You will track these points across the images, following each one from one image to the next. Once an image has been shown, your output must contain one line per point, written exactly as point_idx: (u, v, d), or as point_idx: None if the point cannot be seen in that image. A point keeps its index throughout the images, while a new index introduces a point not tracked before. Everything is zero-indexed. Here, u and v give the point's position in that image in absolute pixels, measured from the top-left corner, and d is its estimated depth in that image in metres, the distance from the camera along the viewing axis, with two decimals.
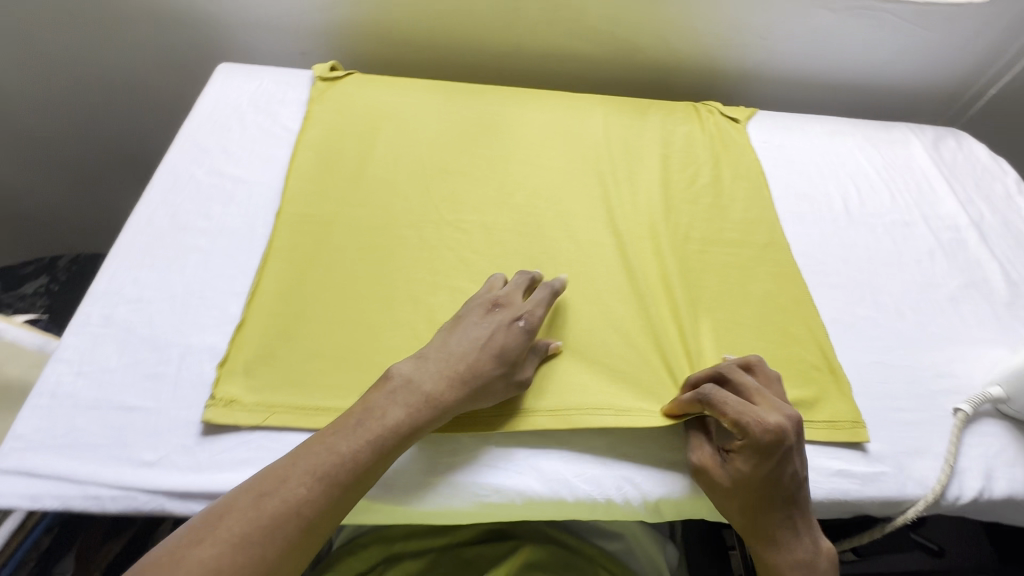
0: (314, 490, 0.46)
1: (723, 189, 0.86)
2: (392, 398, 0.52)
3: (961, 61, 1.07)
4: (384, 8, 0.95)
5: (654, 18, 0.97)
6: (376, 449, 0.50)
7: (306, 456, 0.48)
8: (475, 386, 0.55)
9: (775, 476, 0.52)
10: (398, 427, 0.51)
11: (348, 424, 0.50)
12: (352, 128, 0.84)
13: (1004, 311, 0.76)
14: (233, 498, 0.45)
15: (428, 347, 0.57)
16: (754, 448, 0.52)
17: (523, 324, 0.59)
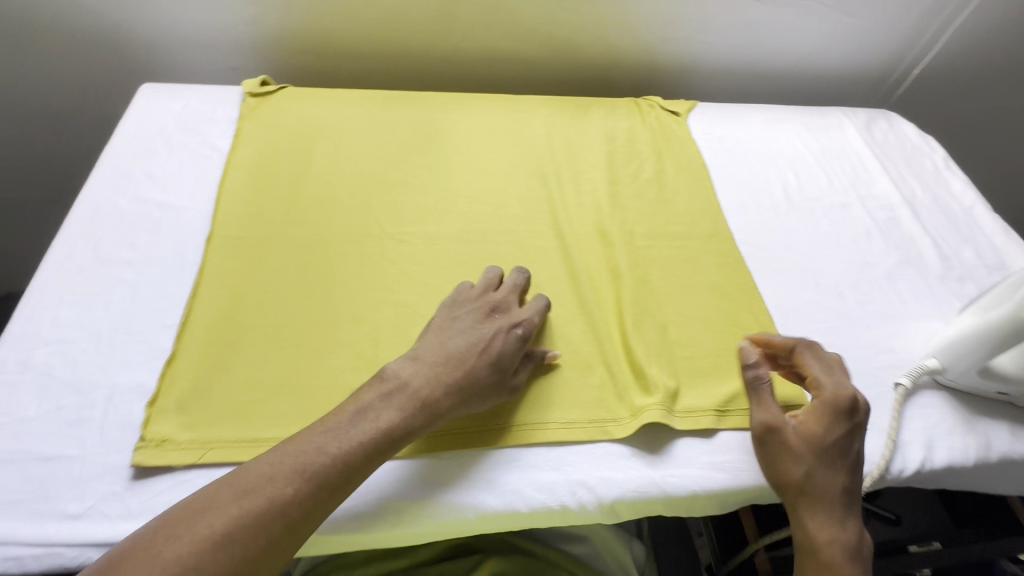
0: (300, 490, 0.45)
1: (667, 183, 0.87)
2: (387, 401, 0.52)
3: (885, 44, 1.11)
4: (315, 19, 0.93)
5: (589, 17, 0.97)
6: (365, 451, 0.49)
7: (294, 454, 0.47)
8: (469, 391, 0.56)
9: (840, 445, 0.55)
10: (393, 429, 0.51)
11: (339, 423, 0.49)
12: (286, 144, 0.81)
13: (938, 284, 0.79)
14: (212, 494, 0.44)
15: (420, 348, 0.57)
16: (841, 411, 0.56)
17: (519, 331, 0.61)
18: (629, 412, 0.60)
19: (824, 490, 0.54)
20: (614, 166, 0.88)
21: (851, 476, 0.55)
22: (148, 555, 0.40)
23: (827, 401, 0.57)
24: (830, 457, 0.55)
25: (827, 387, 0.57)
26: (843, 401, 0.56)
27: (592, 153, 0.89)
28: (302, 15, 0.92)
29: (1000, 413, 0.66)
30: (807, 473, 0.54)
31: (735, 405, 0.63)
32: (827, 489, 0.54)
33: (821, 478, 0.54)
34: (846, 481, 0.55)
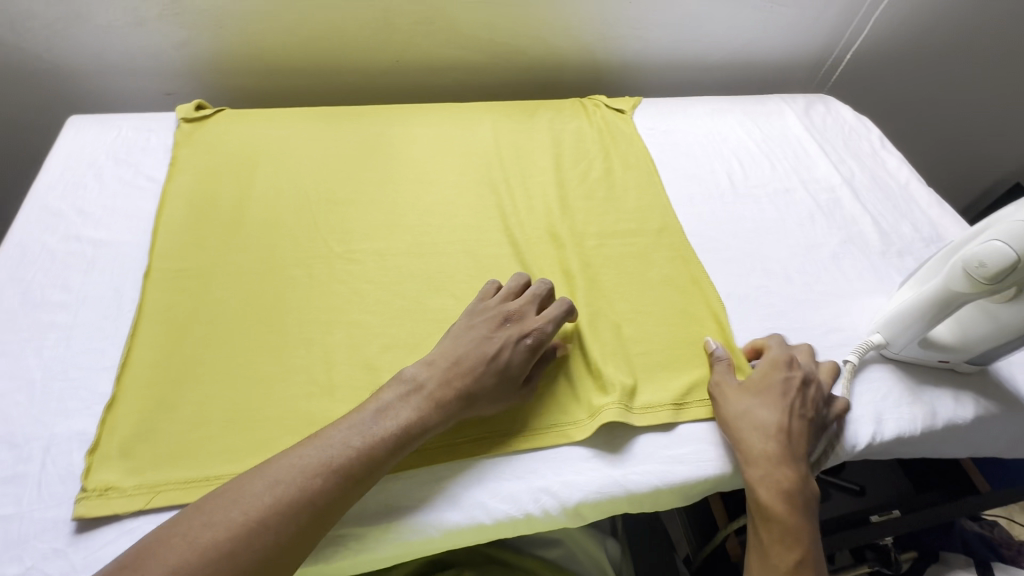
0: (327, 482, 0.47)
1: (615, 180, 0.88)
2: (405, 400, 0.54)
3: (817, 31, 1.14)
4: (249, 38, 0.91)
5: (527, 20, 0.97)
6: (386, 448, 0.51)
7: (320, 448, 0.49)
8: (478, 398, 0.57)
9: (779, 390, 0.61)
10: (411, 427, 0.52)
11: (359, 420, 0.52)
12: (226, 169, 0.79)
13: (879, 261, 0.82)
14: (246, 485, 0.46)
15: (436, 353, 0.58)
16: (781, 363, 0.63)
17: (529, 342, 0.60)
18: (589, 414, 0.60)
19: (760, 430, 0.58)
20: (563, 167, 0.88)
21: (790, 418, 0.59)
22: (185, 540, 0.43)
23: (772, 359, 0.64)
24: (768, 400, 0.60)
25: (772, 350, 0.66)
26: (784, 358, 0.64)
27: (541, 156, 0.89)
28: (235, 36, 0.90)
29: (943, 381, 0.69)
30: (744, 415, 0.60)
31: (691, 397, 0.64)
32: (763, 427, 0.58)
33: (757, 418, 0.59)
34: (783, 422, 0.59)
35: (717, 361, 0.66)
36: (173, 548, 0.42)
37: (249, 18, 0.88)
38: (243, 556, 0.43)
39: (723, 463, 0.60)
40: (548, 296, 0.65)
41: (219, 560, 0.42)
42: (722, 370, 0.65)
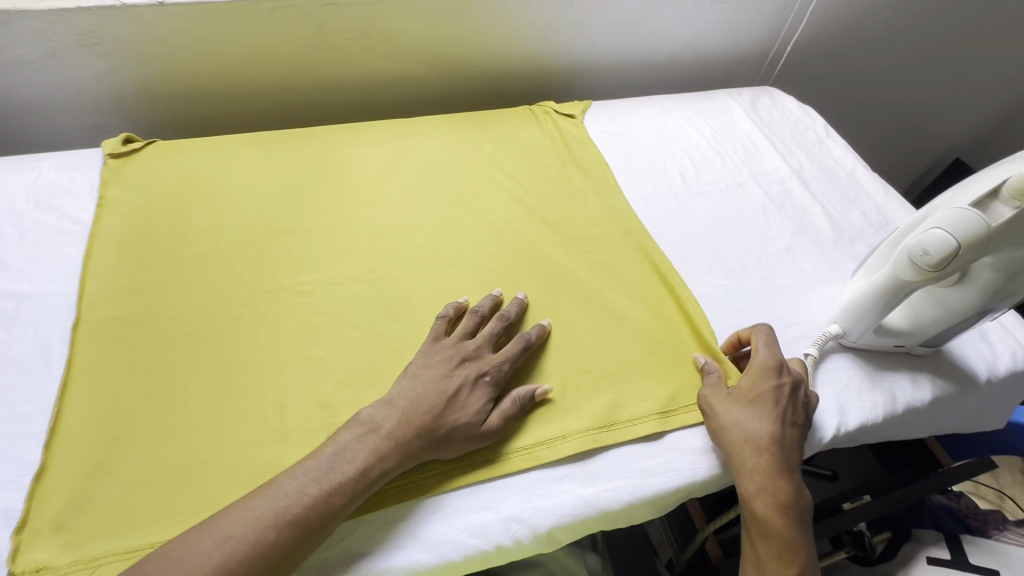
0: (282, 534, 0.46)
1: (570, 186, 0.87)
2: (363, 441, 0.52)
3: (758, 24, 1.16)
4: (177, 64, 0.87)
5: (469, 29, 0.96)
6: (344, 493, 0.49)
7: (274, 497, 0.47)
8: (441, 435, 0.55)
9: (768, 399, 0.60)
10: (369, 471, 0.51)
11: (317, 464, 0.50)
12: (159, 206, 0.75)
13: (832, 249, 0.83)
14: (192, 541, 0.44)
15: (396, 393, 0.57)
16: (770, 368, 0.62)
17: (489, 379, 0.59)
18: (556, 434, 0.59)
19: (751, 443, 0.58)
20: (516, 177, 0.87)
21: (782, 426, 0.58)
22: None
23: (759, 364, 0.62)
24: (758, 411, 0.59)
25: (760, 353, 0.64)
26: (772, 362, 0.62)
27: (493, 167, 0.88)
28: (161, 62, 0.86)
29: (900, 365, 0.70)
30: (734, 428, 0.59)
31: (678, 405, 0.64)
32: (755, 440, 0.58)
33: (747, 430, 0.58)
34: (775, 432, 0.58)
35: (707, 373, 0.65)
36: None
37: (176, 43, 0.84)
38: None
39: (693, 470, 0.60)
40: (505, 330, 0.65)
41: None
42: (712, 381, 0.64)
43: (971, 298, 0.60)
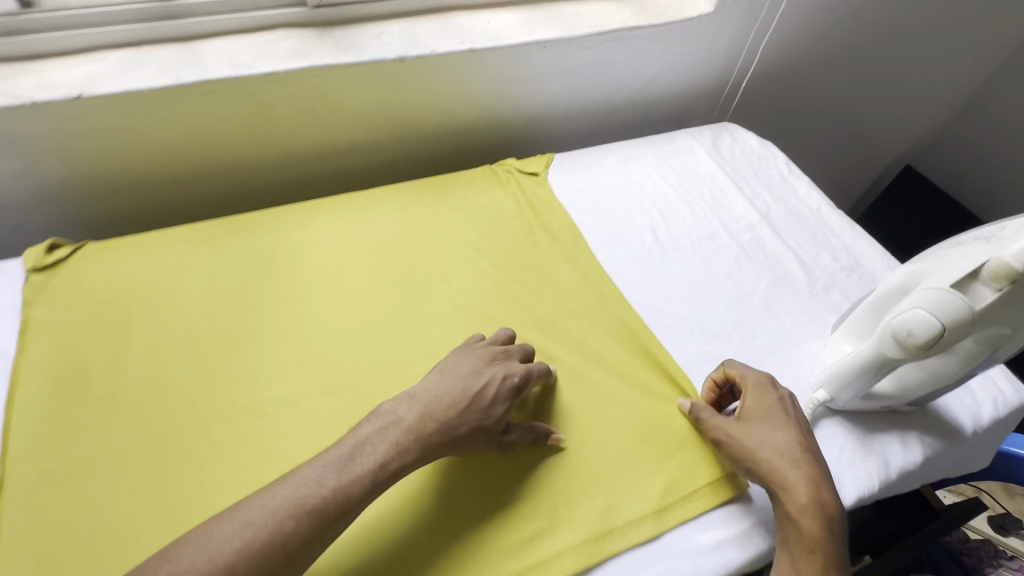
0: (302, 521, 0.47)
1: (541, 254, 0.83)
2: (383, 435, 0.54)
3: (713, 61, 1.15)
4: (104, 156, 0.80)
5: (421, 92, 0.92)
6: (362, 484, 0.51)
7: (293, 486, 0.49)
8: (463, 431, 0.57)
9: (783, 415, 0.63)
10: (388, 465, 0.52)
11: (338, 456, 0.51)
12: (90, 326, 0.68)
13: (809, 299, 0.82)
14: (213, 529, 0.46)
15: (420, 387, 0.58)
16: (767, 384, 0.66)
17: (514, 383, 0.61)
18: (550, 552, 0.56)
19: (784, 454, 0.60)
20: (483, 249, 0.83)
21: (804, 438, 0.62)
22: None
23: (758, 382, 0.66)
24: (777, 426, 0.62)
25: (753, 373, 0.67)
26: (766, 380, 0.66)
27: (459, 240, 0.84)
28: (85, 156, 0.78)
29: (890, 425, 0.69)
30: (764, 444, 0.61)
31: (671, 499, 0.61)
32: (787, 453, 0.60)
33: (777, 445, 0.61)
34: (803, 445, 0.61)
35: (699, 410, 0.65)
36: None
37: (100, 135, 0.77)
38: None
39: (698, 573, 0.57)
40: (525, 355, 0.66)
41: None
42: (711, 415, 0.64)
43: (952, 365, 0.59)
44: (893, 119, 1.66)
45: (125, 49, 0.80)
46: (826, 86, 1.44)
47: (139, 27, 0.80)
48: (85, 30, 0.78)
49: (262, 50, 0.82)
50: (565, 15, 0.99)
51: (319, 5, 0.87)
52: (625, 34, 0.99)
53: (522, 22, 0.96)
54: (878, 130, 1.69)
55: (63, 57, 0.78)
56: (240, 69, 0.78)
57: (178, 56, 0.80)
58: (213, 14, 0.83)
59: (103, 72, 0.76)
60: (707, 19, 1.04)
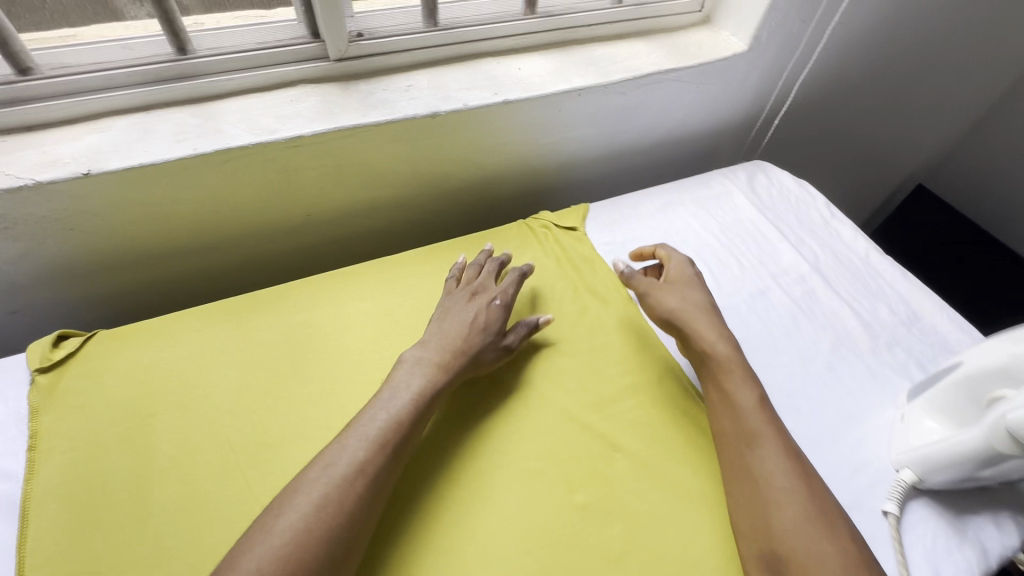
0: (374, 449, 0.56)
1: (590, 320, 0.79)
2: (411, 372, 0.64)
3: (744, 98, 1.10)
4: (114, 231, 0.73)
5: (451, 147, 0.86)
6: (411, 412, 0.61)
7: (358, 433, 0.57)
8: (475, 355, 0.69)
9: (694, 282, 0.78)
10: (424, 390, 0.63)
11: (381, 400, 0.61)
12: (108, 431, 0.61)
13: (873, 360, 0.78)
14: (304, 476, 0.53)
15: (427, 335, 0.70)
16: (687, 262, 0.81)
17: (499, 301, 0.74)
18: None
19: (695, 305, 0.75)
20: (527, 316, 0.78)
21: (710, 299, 0.77)
22: (260, 533, 0.49)
23: (679, 262, 0.81)
24: (691, 289, 0.77)
25: (673, 255, 0.82)
26: (684, 258, 0.82)
27: None
28: (92, 233, 0.72)
29: (982, 506, 0.65)
30: (678, 296, 0.76)
31: None
32: (699, 305, 0.75)
33: (692, 300, 0.75)
34: (706, 300, 0.76)
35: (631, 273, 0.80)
36: (256, 549, 0.47)
37: (109, 211, 0.70)
38: (316, 533, 0.49)
39: None
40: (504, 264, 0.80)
41: (300, 540, 0.48)
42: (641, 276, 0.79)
43: None
44: (920, 149, 1.62)
45: (134, 114, 0.73)
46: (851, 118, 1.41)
47: (148, 90, 0.73)
48: (88, 95, 0.71)
49: (284, 111, 0.76)
50: (596, 58, 0.94)
51: (342, 58, 0.81)
52: (661, 76, 0.94)
53: (555, 68, 0.90)
54: (905, 160, 1.65)
55: (64, 126, 0.71)
56: (260, 134, 0.72)
57: (193, 119, 0.73)
58: (229, 72, 0.76)
59: (111, 142, 0.69)
60: (741, 57, 0.99)
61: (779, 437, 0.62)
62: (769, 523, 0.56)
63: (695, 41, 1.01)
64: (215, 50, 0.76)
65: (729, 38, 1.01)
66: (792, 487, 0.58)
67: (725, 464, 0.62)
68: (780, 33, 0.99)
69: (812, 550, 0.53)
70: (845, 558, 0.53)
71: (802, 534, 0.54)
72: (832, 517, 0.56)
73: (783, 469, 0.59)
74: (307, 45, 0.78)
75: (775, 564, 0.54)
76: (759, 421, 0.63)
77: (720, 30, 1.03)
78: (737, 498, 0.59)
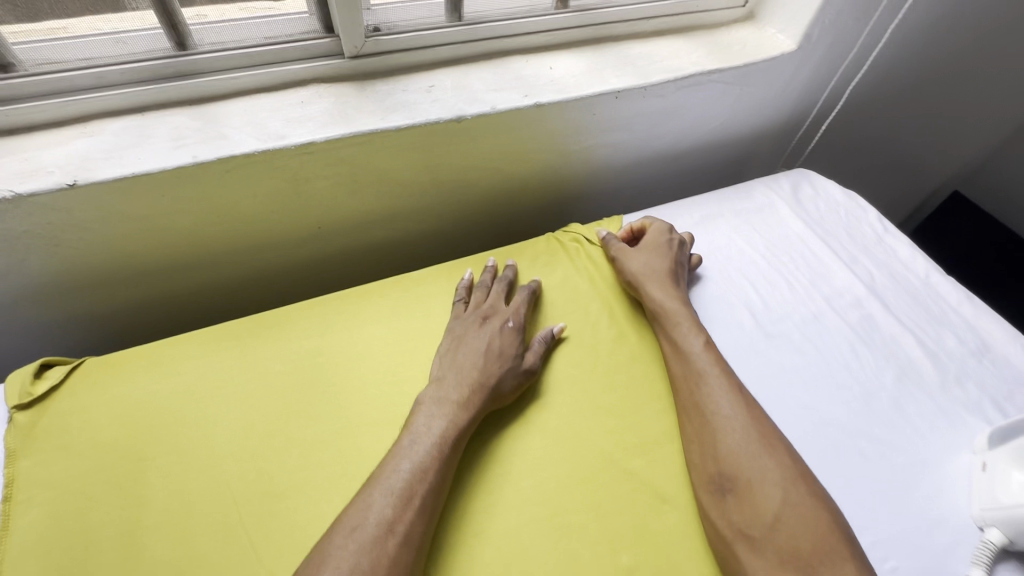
0: (403, 506, 0.50)
1: (630, 348, 0.71)
2: (431, 415, 0.57)
3: (788, 101, 1.02)
4: (104, 248, 0.66)
5: (473, 153, 0.78)
6: (438, 460, 0.54)
7: (382, 488, 0.51)
8: (497, 386, 0.61)
9: (665, 244, 0.78)
10: (447, 433, 0.56)
11: (403, 449, 0.54)
12: (96, 478, 0.54)
13: (944, 397, 0.70)
14: (329, 543, 0.47)
15: (441, 371, 0.62)
16: (664, 228, 0.80)
17: (512, 324, 0.67)
18: None
19: (662, 268, 0.74)
20: (560, 340, 0.71)
21: (679, 260, 0.77)
22: None
23: (658, 229, 0.80)
24: (656, 253, 0.76)
25: (654, 223, 0.81)
26: (664, 224, 0.81)
27: (532, 331, 0.71)
28: (81, 249, 0.65)
29: None
30: (647, 259, 0.75)
31: None
32: (664, 266, 0.74)
33: (657, 262, 0.75)
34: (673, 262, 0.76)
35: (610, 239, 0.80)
36: None
37: (97, 226, 0.63)
38: None
39: None
40: (510, 281, 0.73)
41: None
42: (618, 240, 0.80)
43: None
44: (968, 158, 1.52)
45: (128, 116, 0.66)
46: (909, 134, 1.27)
47: (142, 90, 0.65)
48: (75, 95, 0.63)
49: (294, 114, 0.68)
50: (633, 57, 0.86)
51: (358, 55, 0.73)
52: (702, 77, 0.86)
53: (588, 68, 0.83)
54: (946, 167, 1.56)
55: (49, 129, 0.64)
56: (268, 140, 0.64)
57: (192, 122, 0.66)
58: (233, 70, 0.69)
59: (100, 148, 0.62)
60: (789, 57, 0.91)
61: (725, 372, 0.64)
62: (716, 448, 0.58)
63: (739, 39, 0.92)
64: (219, 45, 0.68)
65: (775, 35, 0.93)
66: (737, 414, 0.60)
67: (679, 404, 0.64)
68: (834, 31, 0.91)
69: (755, 466, 0.55)
70: (786, 471, 0.55)
71: (745, 454, 0.56)
72: (773, 438, 0.58)
73: (729, 400, 0.61)
74: (319, 41, 0.71)
75: (722, 483, 0.56)
76: (708, 361, 0.65)
77: (765, 27, 0.94)
78: (689, 431, 0.61)
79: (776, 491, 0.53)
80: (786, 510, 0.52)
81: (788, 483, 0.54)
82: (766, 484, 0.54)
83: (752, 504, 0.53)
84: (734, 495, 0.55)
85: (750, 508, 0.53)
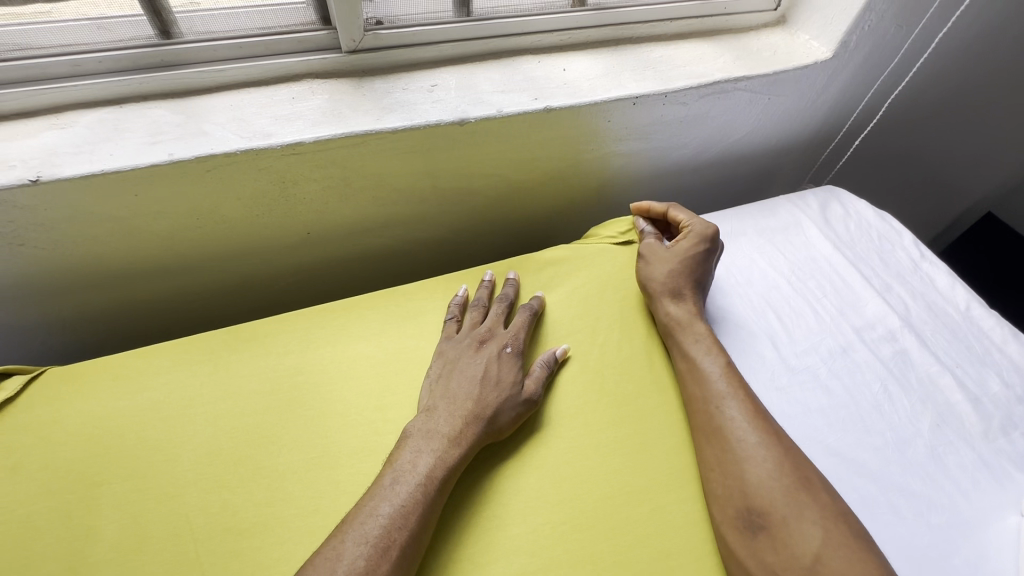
0: (378, 558, 0.44)
1: (637, 375, 0.64)
2: (417, 450, 0.52)
3: (818, 112, 0.95)
4: (75, 248, 0.62)
5: (477, 158, 0.73)
6: (421, 503, 0.48)
7: (355, 535, 0.45)
8: (492, 419, 0.55)
9: (700, 255, 0.71)
10: (434, 471, 0.50)
11: (383, 488, 0.49)
12: (46, 504, 0.50)
13: (987, 449, 0.63)
14: None
15: (432, 399, 0.57)
16: (709, 235, 0.72)
17: (511, 349, 0.61)
18: None
19: (686, 278, 0.69)
20: (564, 365, 0.64)
21: (706, 274, 0.71)
22: None
23: (698, 234, 0.72)
24: (688, 264, 0.70)
25: (695, 222, 0.73)
26: (709, 230, 0.72)
27: (533, 355, 0.65)
28: (49, 249, 0.61)
29: None
30: (674, 267, 0.69)
31: None
32: (690, 280, 0.69)
33: (686, 275, 0.69)
34: (701, 274, 0.70)
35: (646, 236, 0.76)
36: None
37: (65, 225, 0.59)
38: None
39: None
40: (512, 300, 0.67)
41: None
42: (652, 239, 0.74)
43: None
44: None
45: (106, 108, 0.61)
46: (951, 155, 1.18)
47: (121, 81, 0.61)
48: (48, 84, 0.59)
49: (284, 111, 0.63)
50: (653, 61, 0.80)
51: (356, 50, 0.68)
52: (729, 84, 0.79)
53: (604, 71, 0.77)
54: None
55: (20, 120, 0.59)
56: (253, 139, 0.59)
57: (172, 117, 0.61)
58: (221, 62, 0.64)
59: (71, 142, 0.57)
60: (823, 65, 0.84)
61: (747, 396, 0.58)
62: (743, 479, 0.52)
63: (768, 45, 0.86)
64: (207, 35, 0.63)
65: (809, 42, 0.86)
66: (763, 443, 0.54)
67: (697, 428, 0.58)
68: (872, 39, 0.84)
69: (789, 502, 0.50)
70: (823, 509, 0.50)
71: (777, 488, 0.51)
72: (805, 470, 0.52)
73: (754, 427, 0.55)
74: (313, 33, 0.66)
75: (752, 519, 0.50)
76: (729, 383, 0.59)
77: (797, 33, 0.88)
78: (709, 459, 0.55)
79: (814, 531, 0.48)
80: (826, 551, 0.47)
81: (826, 521, 0.49)
82: (803, 521, 0.49)
83: (787, 544, 0.48)
84: (766, 533, 0.49)
85: (785, 548, 0.48)
